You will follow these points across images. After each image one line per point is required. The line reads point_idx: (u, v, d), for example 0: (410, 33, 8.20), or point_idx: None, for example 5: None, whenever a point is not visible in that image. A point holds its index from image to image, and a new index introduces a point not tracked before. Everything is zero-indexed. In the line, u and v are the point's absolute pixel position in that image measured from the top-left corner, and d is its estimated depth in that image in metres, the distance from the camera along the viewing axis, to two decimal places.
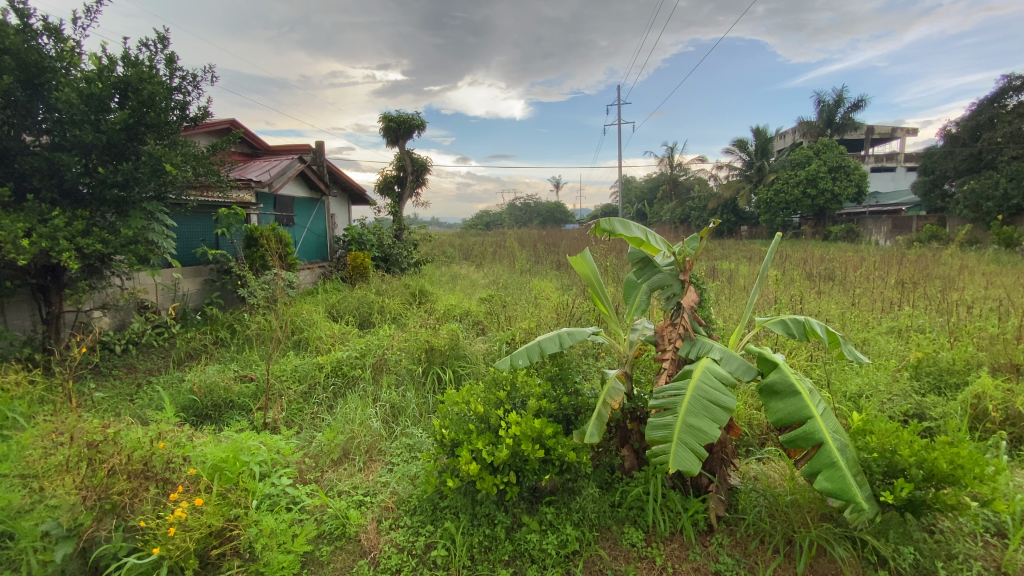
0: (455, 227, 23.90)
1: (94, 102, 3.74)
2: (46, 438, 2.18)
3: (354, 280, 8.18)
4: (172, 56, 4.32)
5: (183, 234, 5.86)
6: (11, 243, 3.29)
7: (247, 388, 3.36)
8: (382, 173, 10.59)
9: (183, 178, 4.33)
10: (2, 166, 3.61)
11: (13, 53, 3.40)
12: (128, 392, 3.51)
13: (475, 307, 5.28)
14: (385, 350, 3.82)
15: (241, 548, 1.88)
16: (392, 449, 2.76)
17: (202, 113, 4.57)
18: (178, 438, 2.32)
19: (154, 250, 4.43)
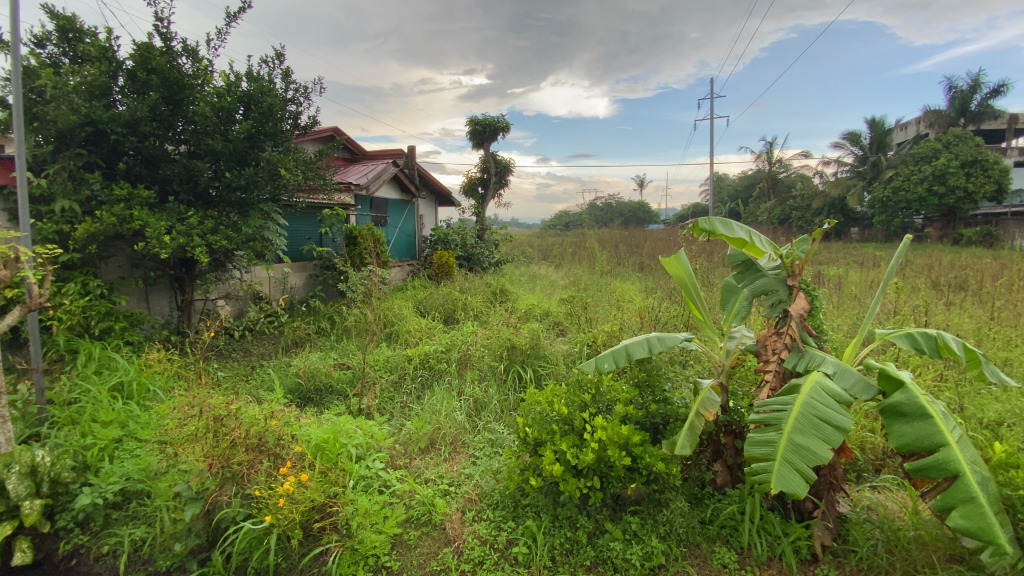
0: (536, 228, 24.04)
1: (223, 114, 4.21)
2: (180, 409, 2.50)
3: (440, 278, 8.51)
4: (287, 70, 4.76)
5: (292, 233, 6.45)
6: (156, 239, 3.82)
7: (345, 375, 3.63)
8: (467, 175, 10.92)
9: (294, 181, 4.76)
10: (151, 172, 4.18)
11: (160, 73, 3.92)
12: (244, 373, 3.93)
13: (557, 308, 5.26)
14: (469, 345, 3.93)
15: (339, 524, 2.01)
16: (474, 443, 2.82)
17: (311, 122, 5.00)
18: (287, 417, 2.55)
19: (268, 246, 4.92)
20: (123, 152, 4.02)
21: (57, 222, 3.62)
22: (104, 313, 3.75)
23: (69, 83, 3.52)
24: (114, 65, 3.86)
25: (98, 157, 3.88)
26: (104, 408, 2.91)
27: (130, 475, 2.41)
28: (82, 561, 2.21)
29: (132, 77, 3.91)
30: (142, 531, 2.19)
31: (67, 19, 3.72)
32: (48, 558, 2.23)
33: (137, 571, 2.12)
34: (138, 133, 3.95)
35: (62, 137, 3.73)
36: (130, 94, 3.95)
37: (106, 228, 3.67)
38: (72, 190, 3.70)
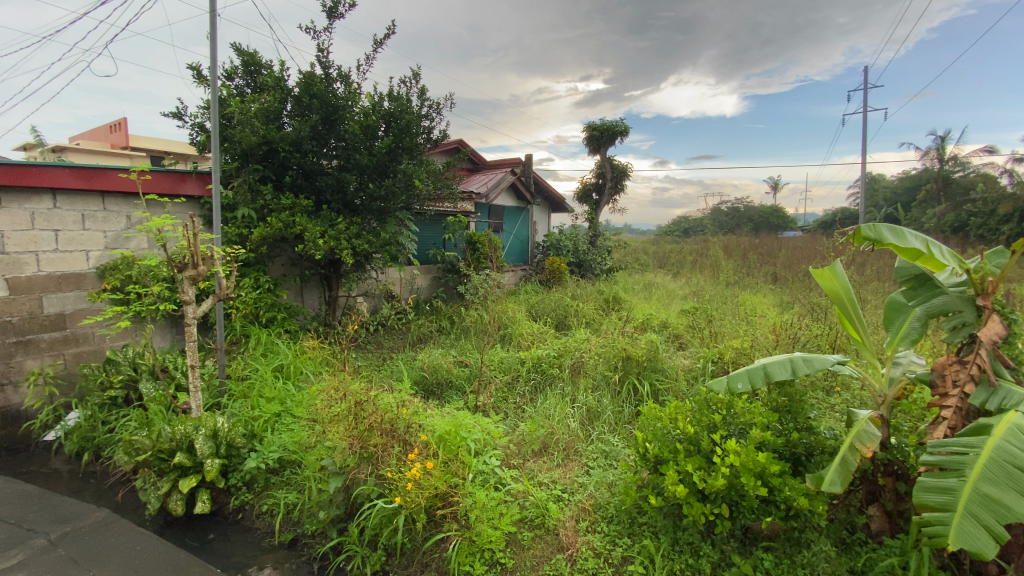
0: (651, 234, 23.16)
1: (368, 131, 4.70)
2: (328, 392, 2.84)
3: (552, 283, 8.59)
4: (422, 88, 5.17)
5: (419, 237, 6.97)
6: (313, 242, 4.39)
7: (463, 372, 3.84)
8: (582, 180, 10.89)
9: (425, 191, 5.16)
10: (310, 184, 4.80)
11: (319, 98, 4.49)
12: (377, 363, 4.33)
13: (676, 319, 5.00)
14: (583, 352, 3.90)
15: (459, 514, 2.12)
16: (588, 452, 2.80)
17: (442, 135, 5.36)
18: (415, 408, 2.75)
19: (400, 250, 5.38)
20: (289, 167, 4.67)
21: (239, 227, 4.33)
22: (269, 305, 4.39)
23: (251, 109, 4.19)
24: (284, 92, 4.50)
25: (269, 171, 4.57)
26: (268, 386, 3.40)
27: (285, 446, 2.77)
28: (247, 515, 2.61)
29: (297, 101, 4.53)
30: (293, 497, 2.52)
31: (250, 55, 4.44)
32: (221, 509, 2.65)
33: (287, 530, 2.45)
34: (300, 150, 4.56)
35: (244, 156, 4.44)
36: (295, 116, 4.57)
37: (274, 232, 4.33)
38: (249, 200, 4.40)
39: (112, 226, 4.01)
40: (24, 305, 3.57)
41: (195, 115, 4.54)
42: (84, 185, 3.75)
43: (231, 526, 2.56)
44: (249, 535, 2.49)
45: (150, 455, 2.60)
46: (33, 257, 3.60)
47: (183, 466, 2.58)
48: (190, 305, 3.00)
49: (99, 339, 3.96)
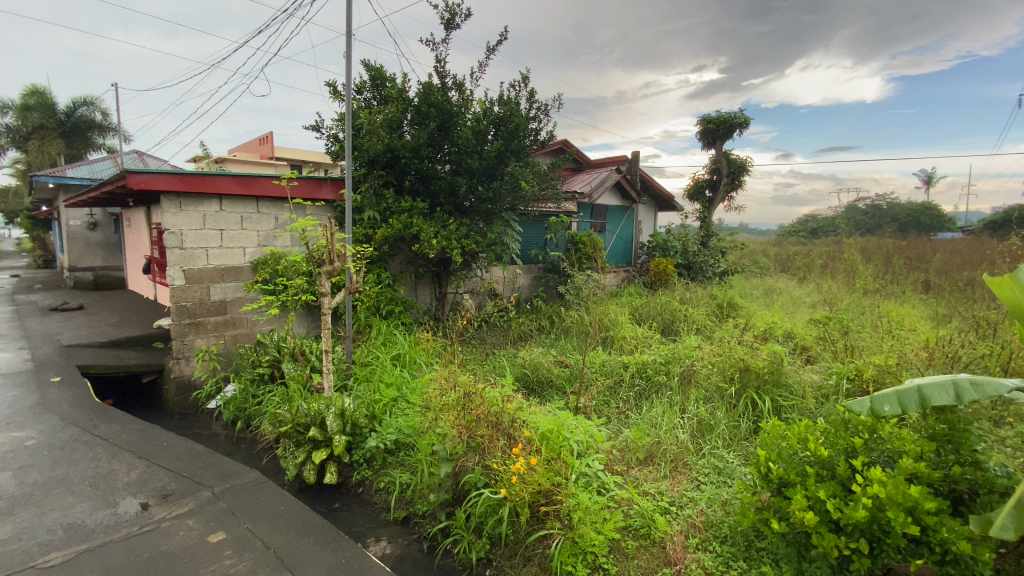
0: (770, 235, 21.27)
1: (480, 136, 4.90)
2: (440, 382, 3.03)
3: (657, 286, 8.27)
4: (532, 91, 5.27)
5: (523, 237, 7.12)
6: (427, 242, 4.70)
7: (564, 372, 3.86)
8: (694, 177, 10.32)
9: (531, 192, 5.26)
10: (425, 188, 5.13)
11: (437, 106, 4.76)
12: (481, 358, 4.51)
13: (802, 329, 4.54)
14: (694, 360, 3.70)
15: (562, 514, 2.14)
16: (697, 466, 2.66)
17: (549, 136, 5.42)
18: (520, 404, 2.82)
19: (505, 250, 5.55)
20: (408, 172, 5.03)
21: (365, 228, 4.77)
22: (388, 299, 4.79)
23: (377, 120, 4.58)
24: (406, 103, 4.85)
25: (392, 177, 4.96)
26: (387, 373, 3.71)
27: (400, 430, 3.00)
28: (366, 490, 2.86)
29: (417, 111, 4.85)
30: (407, 478, 2.72)
31: (377, 70, 4.85)
32: (345, 482, 2.94)
33: (401, 508, 2.65)
34: (419, 156, 4.89)
35: (370, 163, 4.85)
36: (415, 124, 4.89)
37: (394, 233, 4.71)
38: (374, 203, 4.82)
39: (263, 226, 4.63)
40: (196, 292, 4.25)
41: (331, 127, 5.07)
42: (243, 191, 4.37)
43: (353, 497, 2.84)
44: (368, 508, 2.74)
45: (290, 427, 2.96)
46: (203, 252, 4.28)
47: (316, 440, 2.90)
48: (326, 297, 3.36)
49: (251, 323, 4.60)
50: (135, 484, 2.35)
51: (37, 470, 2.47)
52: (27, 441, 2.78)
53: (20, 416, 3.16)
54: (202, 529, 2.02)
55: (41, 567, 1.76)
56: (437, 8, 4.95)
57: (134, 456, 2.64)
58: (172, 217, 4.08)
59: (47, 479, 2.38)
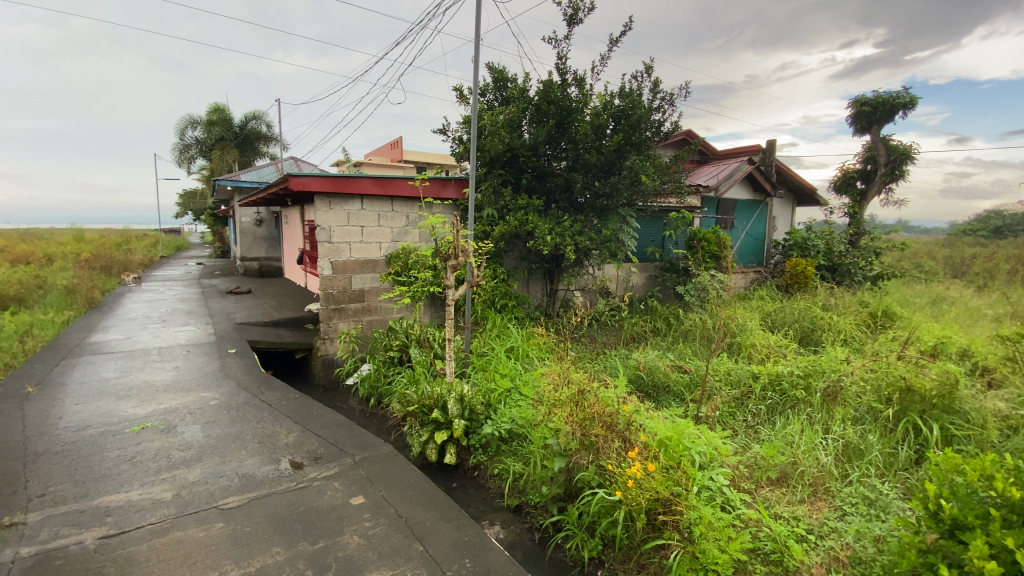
0: (941, 232, 18.01)
1: (599, 131, 4.82)
2: (555, 378, 3.07)
3: (792, 290, 7.49)
4: (656, 81, 5.06)
5: (640, 234, 6.89)
6: (542, 238, 4.77)
7: (683, 378, 3.69)
8: (842, 167, 9.12)
9: (651, 187, 5.06)
10: (543, 185, 5.20)
11: (556, 103, 4.79)
12: (593, 356, 4.48)
13: (984, 347, 3.79)
14: (840, 375, 3.30)
15: (680, 525, 2.04)
16: (843, 494, 2.37)
17: (673, 127, 5.16)
18: (636, 407, 2.74)
19: (621, 247, 5.43)
20: (526, 170, 5.14)
21: (485, 225, 4.98)
22: (503, 293, 4.98)
23: (499, 120, 4.73)
24: (526, 101, 4.94)
25: (510, 175, 5.10)
26: (502, 364, 3.86)
27: (514, 420, 3.09)
28: (481, 474, 3.01)
29: (536, 109, 4.92)
30: (520, 467, 2.80)
31: (500, 72, 5.02)
32: (462, 464, 3.11)
33: (514, 496, 2.74)
34: (537, 153, 4.96)
35: (491, 162, 5.04)
36: (533, 123, 4.96)
37: (511, 230, 4.85)
38: (493, 201, 5.01)
39: (396, 223, 5.06)
40: (341, 281, 4.78)
41: (456, 129, 5.36)
42: (380, 191, 4.82)
43: (469, 479, 3.00)
44: (483, 491, 2.87)
45: (417, 408, 3.21)
46: (347, 246, 4.80)
47: (438, 421, 3.10)
48: (450, 289, 3.57)
49: (384, 311, 5.07)
50: (292, 446, 2.73)
51: (219, 426, 2.98)
52: (213, 401, 3.37)
53: (208, 379, 3.84)
54: (344, 492, 2.28)
55: (224, 507, 2.12)
56: (560, 5, 4.97)
57: (290, 421, 3.07)
58: (323, 214, 4.63)
59: (226, 434, 2.87)
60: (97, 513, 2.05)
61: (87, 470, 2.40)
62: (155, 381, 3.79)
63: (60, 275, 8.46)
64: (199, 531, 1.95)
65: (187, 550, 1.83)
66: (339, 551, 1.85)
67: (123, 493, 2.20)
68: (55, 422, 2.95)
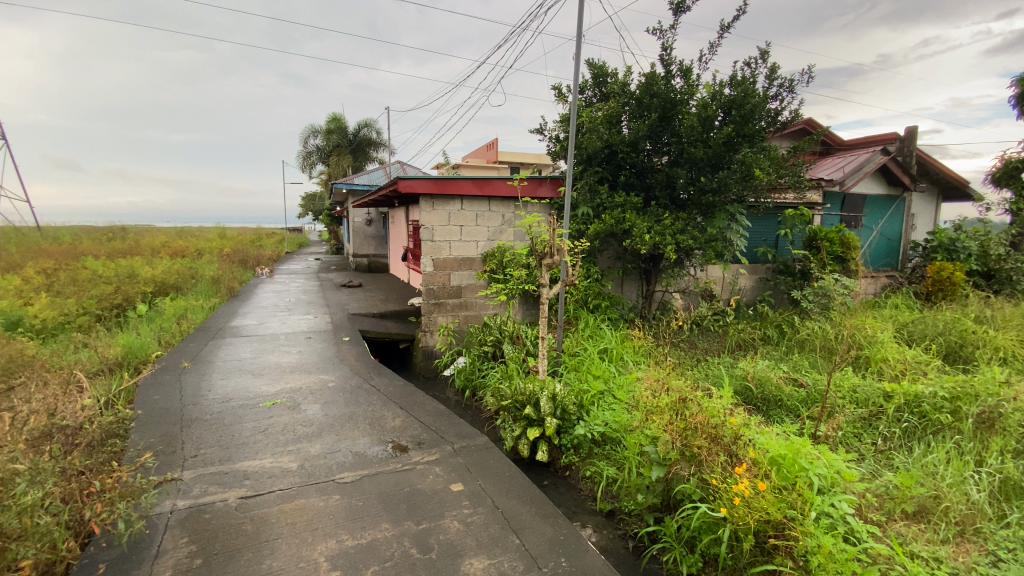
0: None
1: (706, 122, 4.54)
2: (653, 383, 2.95)
3: (935, 299, 6.50)
4: (772, 67, 4.65)
5: (750, 233, 6.38)
6: (641, 237, 4.62)
7: (798, 393, 3.37)
8: (1004, 156, 7.71)
9: (765, 182, 4.66)
10: (642, 182, 5.03)
11: (659, 96, 4.60)
12: (692, 363, 4.24)
13: None
14: (999, 401, 2.79)
15: (795, 552, 1.86)
16: (1000, 536, 2.01)
17: (792, 116, 4.71)
18: (744, 420, 2.54)
19: (727, 247, 5.08)
20: (625, 167, 5.00)
21: (580, 223, 4.94)
22: (597, 293, 4.90)
23: (598, 117, 4.64)
24: (627, 96, 4.79)
25: (608, 172, 4.99)
26: (595, 366, 3.79)
27: (607, 423, 3.02)
28: (572, 474, 2.98)
29: (637, 103, 4.75)
30: (614, 472, 2.73)
31: (600, 67, 4.92)
32: (554, 463, 3.10)
33: (607, 500, 2.69)
34: (637, 149, 4.81)
35: (588, 160, 4.97)
36: (634, 118, 4.81)
37: (608, 228, 4.75)
38: (589, 199, 4.94)
39: (493, 222, 5.18)
40: (441, 278, 5.01)
41: (554, 128, 5.36)
42: (478, 191, 4.98)
43: (561, 479, 2.99)
44: (575, 492, 2.85)
45: (511, 403, 3.27)
46: (447, 244, 5.01)
47: (531, 418, 3.12)
48: (545, 287, 3.55)
49: (480, 306, 5.23)
50: (397, 430, 2.91)
51: (335, 406, 3.27)
52: (329, 384, 3.70)
53: (326, 364, 4.23)
54: (445, 477, 2.39)
55: (340, 481, 2.32)
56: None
57: (395, 406, 3.28)
58: (426, 214, 4.88)
59: (341, 414, 3.14)
60: (237, 475, 2.34)
61: (230, 437, 2.76)
62: (282, 362, 4.27)
63: (208, 267, 9.79)
64: (319, 500, 2.15)
65: (309, 516, 2.03)
66: (441, 534, 1.94)
67: (257, 460, 2.49)
68: (205, 394, 3.43)
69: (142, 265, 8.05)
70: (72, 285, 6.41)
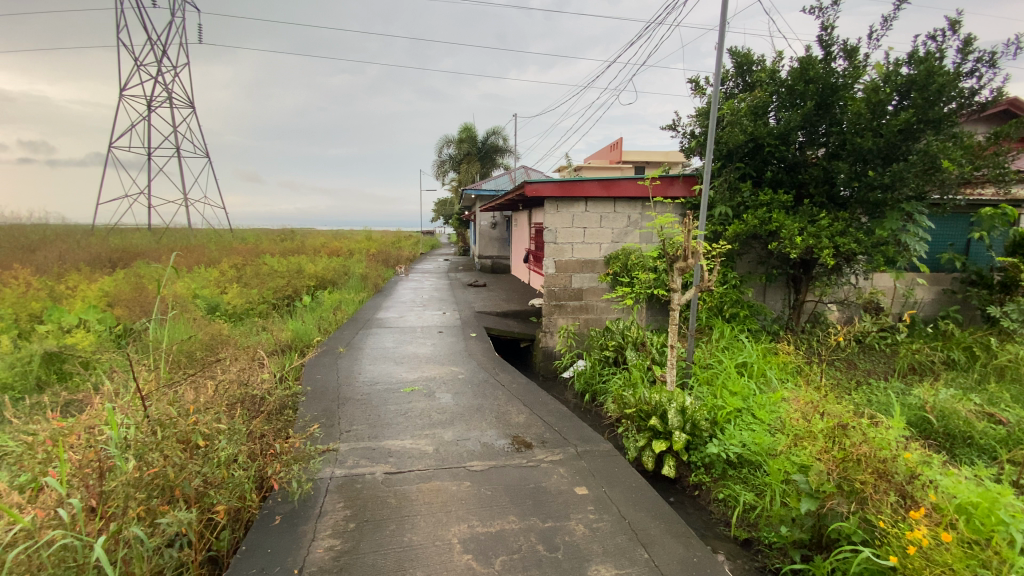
0: None
1: (877, 108, 3.93)
2: (804, 406, 2.63)
3: None
4: (968, 38, 3.87)
5: (930, 236, 5.39)
6: (789, 239, 4.16)
7: (998, 432, 2.75)
8: None
9: (956, 175, 3.89)
10: (792, 178, 4.52)
11: (816, 82, 4.10)
12: (851, 385, 3.69)
13: None
14: None
15: None
16: None
17: (996, 96, 3.87)
18: (923, 457, 2.14)
19: (901, 252, 4.33)
20: (771, 162, 4.55)
21: (716, 225, 4.61)
22: (734, 301, 4.53)
23: (741, 108, 4.28)
24: (777, 84, 4.36)
25: (751, 168, 4.58)
26: (732, 381, 3.49)
27: (746, 444, 2.75)
28: (702, 495, 2.77)
29: (789, 91, 4.29)
30: (753, 499, 2.49)
31: (744, 55, 4.54)
32: (681, 480, 2.92)
33: (743, 528, 2.46)
34: (788, 142, 4.35)
35: (728, 155, 4.61)
36: (784, 107, 4.35)
37: (749, 230, 4.35)
38: (727, 198, 4.58)
39: (618, 224, 5.04)
40: (563, 280, 5.03)
41: (689, 124, 5.06)
42: (605, 192, 4.89)
43: (689, 498, 2.80)
44: (704, 514, 2.64)
45: (635, 411, 3.15)
46: (570, 246, 5.01)
47: (656, 429, 2.96)
48: (677, 292, 3.33)
49: (602, 310, 5.14)
50: (522, 426, 2.98)
51: (465, 397, 3.46)
52: (460, 375, 3.94)
53: (456, 357, 4.49)
54: (569, 479, 2.38)
55: (471, 469, 2.44)
56: None
57: (520, 403, 3.36)
58: (551, 216, 4.94)
59: (470, 405, 3.31)
60: (382, 452, 2.59)
61: (376, 417, 3.07)
62: (419, 353, 4.64)
63: (358, 265, 11.00)
64: (453, 484, 2.29)
65: (444, 498, 2.17)
66: (567, 535, 1.94)
67: (399, 440, 2.73)
68: (356, 376, 3.87)
69: (307, 263, 9.34)
70: (256, 278, 7.65)
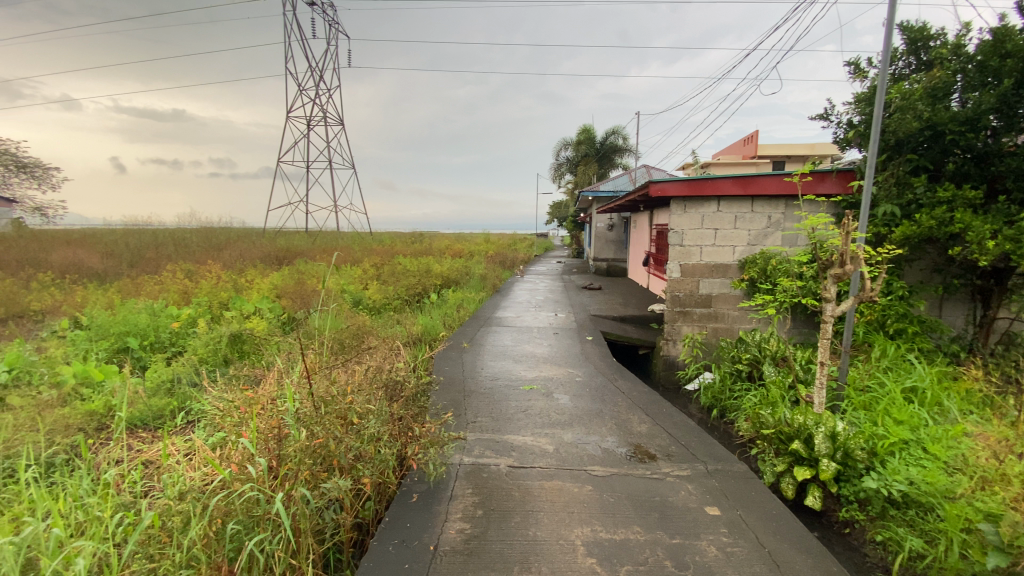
0: None
1: None
2: (998, 446, 2.18)
3: None
4: None
5: None
6: (978, 243, 3.46)
7: None
8: None
9: None
10: (980, 171, 3.77)
11: (1017, 55, 3.38)
12: None
13: None
14: None
15: None
16: None
17: None
18: None
19: None
20: (955, 153, 3.84)
21: (878, 226, 4.00)
22: (899, 315, 3.90)
23: (915, 91, 3.68)
24: (964, 61, 3.69)
25: (927, 160, 3.90)
26: (897, 408, 3.01)
27: (914, 482, 2.36)
28: (855, 534, 2.43)
29: (981, 68, 3.59)
30: (922, 545, 2.11)
31: (918, 30, 3.90)
32: (828, 514, 2.59)
33: None
34: (977, 128, 3.64)
35: (897, 147, 3.99)
36: (972, 88, 3.66)
37: (921, 232, 3.71)
38: (893, 195, 3.96)
39: (755, 225, 4.61)
40: (689, 285, 4.77)
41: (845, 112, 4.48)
42: (741, 191, 4.52)
43: (836, 535, 2.47)
44: (856, 556, 2.32)
45: (773, 432, 2.87)
46: (699, 250, 4.73)
47: (798, 455, 2.66)
48: (829, 303, 2.93)
49: (733, 319, 4.77)
50: (643, 435, 2.89)
51: (583, 400, 3.45)
52: (579, 377, 3.93)
53: (574, 359, 4.50)
54: (698, 497, 2.25)
55: (592, 473, 2.42)
56: None
57: (641, 412, 3.26)
58: (678, 217, 4.71)
59: (588, 408, 3.29)
60: (505, 446, 2.69)
61: (498, 411, 3.20)
62: (537, 353, 4.73)
63: (478, 266, 11.56)
64: (574, 486, 2.30)
65: (566, 499, 2.18)
66: (696, 555, 1.83)
67: (520, 436, 2.82)
68: (479, 371, 4.07)
69: (434, 263, 10.04)
70: (391, 276, 8.42)
